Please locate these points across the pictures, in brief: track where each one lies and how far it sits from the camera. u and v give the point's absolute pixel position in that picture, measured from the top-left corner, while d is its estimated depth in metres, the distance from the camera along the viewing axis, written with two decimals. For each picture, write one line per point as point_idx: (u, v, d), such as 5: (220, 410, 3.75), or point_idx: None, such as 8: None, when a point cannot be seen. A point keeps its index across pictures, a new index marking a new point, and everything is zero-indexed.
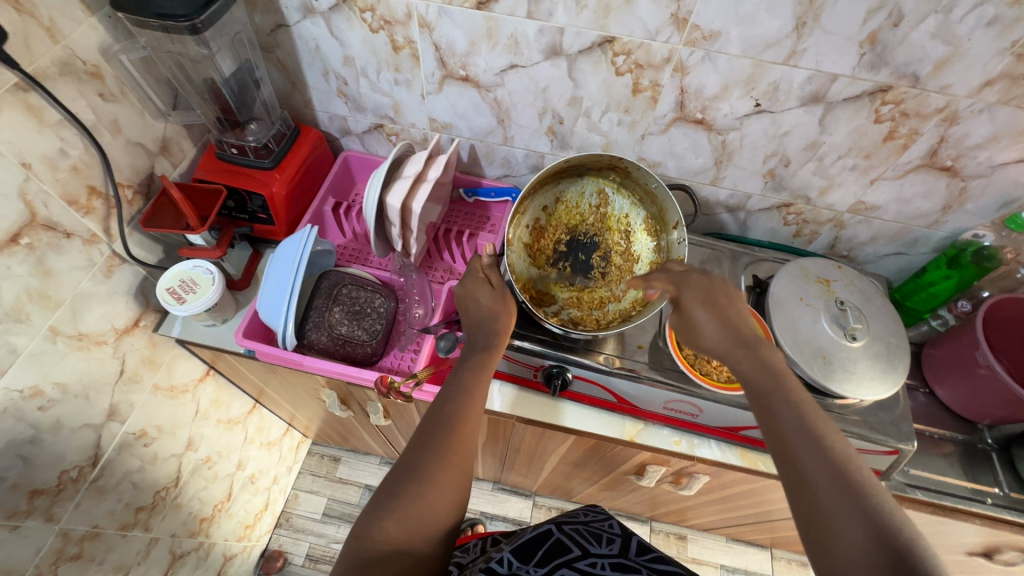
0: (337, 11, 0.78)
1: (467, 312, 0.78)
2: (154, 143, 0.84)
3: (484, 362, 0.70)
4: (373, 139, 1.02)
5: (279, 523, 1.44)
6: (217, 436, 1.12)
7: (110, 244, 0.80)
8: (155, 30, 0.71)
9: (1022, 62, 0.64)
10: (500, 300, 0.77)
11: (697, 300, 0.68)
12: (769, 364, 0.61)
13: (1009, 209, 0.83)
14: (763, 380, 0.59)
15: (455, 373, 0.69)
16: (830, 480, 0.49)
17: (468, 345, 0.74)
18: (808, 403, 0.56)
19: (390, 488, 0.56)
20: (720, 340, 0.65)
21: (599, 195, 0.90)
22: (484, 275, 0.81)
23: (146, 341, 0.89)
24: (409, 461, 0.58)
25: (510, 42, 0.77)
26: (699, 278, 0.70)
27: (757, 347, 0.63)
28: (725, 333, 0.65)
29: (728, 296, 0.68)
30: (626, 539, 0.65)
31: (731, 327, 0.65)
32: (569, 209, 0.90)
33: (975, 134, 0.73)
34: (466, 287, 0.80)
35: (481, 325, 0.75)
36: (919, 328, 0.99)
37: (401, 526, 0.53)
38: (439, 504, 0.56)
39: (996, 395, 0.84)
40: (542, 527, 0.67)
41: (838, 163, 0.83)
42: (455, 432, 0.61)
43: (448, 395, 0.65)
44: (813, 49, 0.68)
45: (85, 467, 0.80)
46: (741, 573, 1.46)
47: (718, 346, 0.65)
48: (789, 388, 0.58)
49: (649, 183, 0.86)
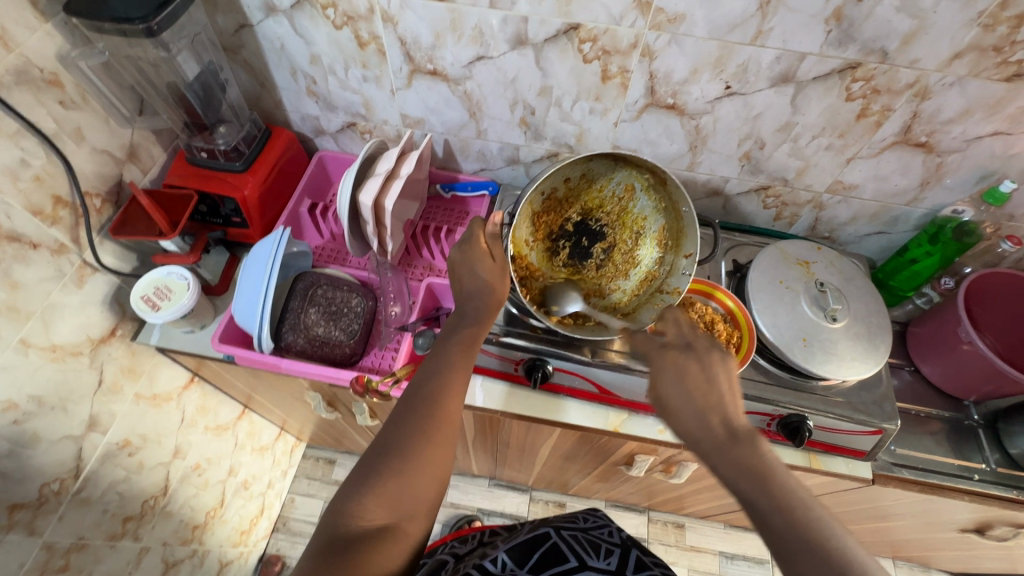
0: (299, 9, 0.77)
1: (461, 281, 0.75)
2: (121, 149, 0.83)
3: (472, 336, 0.68)
4: (347, 138, 1.01)
5: (276, 527, 1.44)
6: (205, 443, 1.11)
7: (80, 253, 0.79)
8: (113, 35, 0.70)
9: (990, 32, 0.63)
10: (502, 274, 0.73)
11: (671, 378, 0.59)
12: (755, 458, 0.49)
13: (986, 183, 0.82)
14: (748, 483, 0.47)
15: (443, 348, 0.67)
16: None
17: (458, 315, 0.71)
18: (813, 505, 0.44)
19: (369, 465, 0.55)
20: (696, 435, 0.54)
21: (627, 190, 0.83)
22: (487, 245, 0.75)
23: (124, 351, 0.88)
24: (390, 437, 0.57)
25: (475, 33, 0.76)
26: (677, 357, 0.61)
27: (737, 437, 0.51)
28: (699, 428, 0.54)
29: (702, 372, 0.58)
30: (626, 550, 0.64)
31: (705, 420, 0.54)
32: (592, 190, 0.83)
33: (948, 109, 0.73)
34: (464, 256, 0.75)
35: (474, 297, 0.72)
36: (904, 307, 0.98)
37: (380, 503, 0.52)
38: (422, 482, 0.55)
39: (979, 371, 0.84)
40: (541, 530, 0.67)
41: (813, 144, 0.82)
42: (438, 406, 0.59)
43: (431, 370, 0.63)
44: (780, 28, 0.68)
45: (67, 479, 0.80)
46: (741, 559, 1.46)
47: (697, 441, 0.53)
48: (785, 489, 0.46)
49: (680, 201, 0.79)
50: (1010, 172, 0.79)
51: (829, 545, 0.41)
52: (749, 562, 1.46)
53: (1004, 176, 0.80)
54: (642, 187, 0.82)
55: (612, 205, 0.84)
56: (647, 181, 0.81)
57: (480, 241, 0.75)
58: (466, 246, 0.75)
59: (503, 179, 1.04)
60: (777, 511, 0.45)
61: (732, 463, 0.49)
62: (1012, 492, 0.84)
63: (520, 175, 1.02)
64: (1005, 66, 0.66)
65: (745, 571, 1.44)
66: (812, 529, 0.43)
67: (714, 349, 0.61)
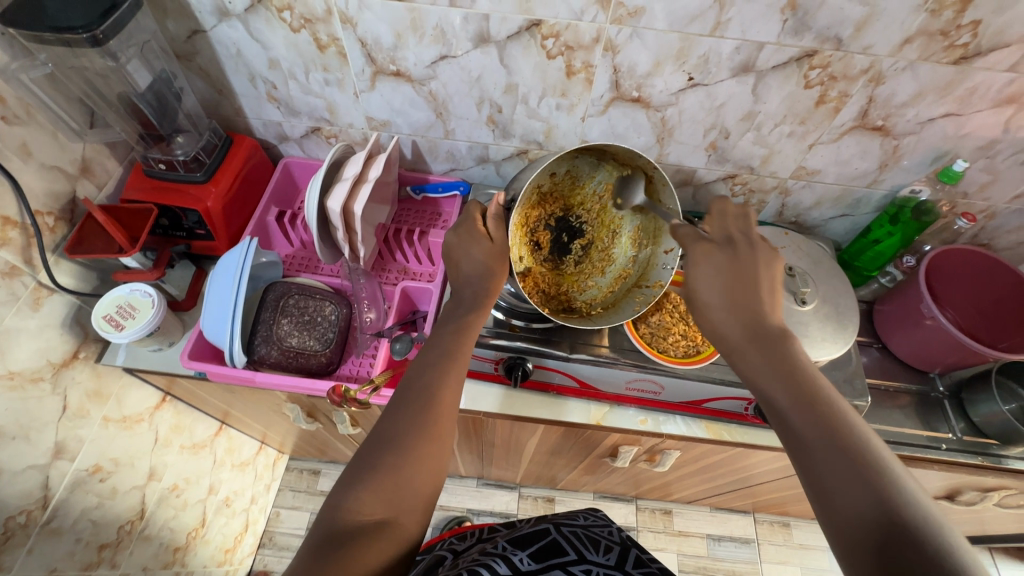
0: (253, 13, 0.75)
1: (456, 263, 0.73)
2: (73, 165, 0.80)
3: (468, 324, 0.68)
4: (312, 143, 0.99)
5: (262, 543, 1.41)
6: (182, 462, 1.08)
7: (35, 275, 0.76)
8: (55, 45, 0.67)
9: (937, 18, 0.65)
10: (501, 258, 0.71)
11: (714, 272, 0.59)
12: (783, 358, 0.54)
13: (941, 163, 0.85)
14: (773, 378, 0.53)
15: (435, 344, 0.66)
16: (848, 485, 0.44)
17: (455, 303, 0.72)
18: (833, 405, 0.50)
19: (366, 459, 0.54)
20: (734, 336, 0.57)
21: (607, 188, 0.81)
22: (485, 229, 0.73)
23: (89, 374, 0.85)
24: (387, 431, 0.56)
25: (437, 33, 0.75)
26: (719, 254, 0.60)
27: (767, 337, 0.55)
28: (736, 325, 0.57)
29: (750, 276, 0.59)
30: (625, 549, 0.65)
31: (743, 325, 0.57)
32: (574, 188, 0.82)
33: (901, 93, 0.75)
34: (460, 238, 0.73)
35: (471, 282, 0.71)
36: (869, 287, 1.01)
37: (377, 498, 0.52)
38: (419, 476, 0.54)
39: (945, 343, 0.87)
40: (540, 527, 0.68)
41: (775, 131, 0.84)
42: (433, 402, 0.59)
43: (413, 375, 0.62)
44: (737, 18, 0.68)
45: (35, 511, 0.77)
46: (727, 540, 1.49)
47: (729, 334, 0.58)
48: (810, 390, 0.51)
49: (659, 201, 0.78)
50: (963, 151, 0.82)
51: (838, 428, 0.47)
52: (735, 542, 1.49)
53: (957, 155, 0.83)
54: None
55: (592, 203, 0.82)
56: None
57: (476, 225, 0.74)
58: (462, 229, 0.73)
59: (474, 178, 1.04)
60: (795, 404, 0.50)
61: (758, 356, 0.55)
62: (978, 458, 0.88)
63: (491, 174, 1.02)
64: (952, 49, 0.68)
65: (732, 552, 1.48)
66: (828, 418, 0.48)
67: (754, 248, 0.61)
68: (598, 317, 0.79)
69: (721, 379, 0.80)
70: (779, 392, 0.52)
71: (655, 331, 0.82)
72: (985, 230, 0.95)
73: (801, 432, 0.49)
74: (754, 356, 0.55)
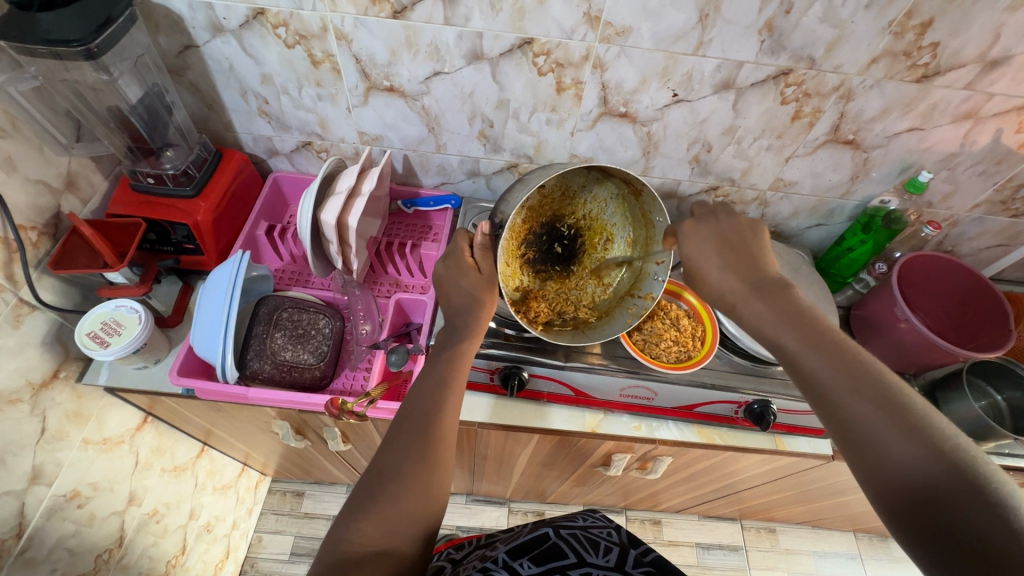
0: (248, 28, 0.76)
1: (447, 296, 0.73)
2: (58, 178, 0.78)
3: (462, 353, 0.68)
4: (302, 157, 1.00)
5: (243, 570, 1.35)
6: (163, 486, 1.03)
7: (16, 291, 0.74)
8: (46, 58, 0.68)
9: (900, 39, 0.70)
10: (489, 287, 0.72)
11: (710, 242, 0.65)
12: (792, 309, 0.55)
13: (908, 173, 0.90)
14: (784, 326, 0.54)
15: (423, 372, 0.66)
16: (867, 405, 0.46)
17: (449, 332, 0.71)
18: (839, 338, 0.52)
19: (367, 489, 0.53)
20: (730, 287, 0.60)
21: (599, 199, 0.80)
22: (473, 260, 0.74)
23: (69, 394, 0.82)
24: (386, 462, 0.55)
25: (431, 49, 0.77)
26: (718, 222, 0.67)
27: (772, 291, 0.58)
28: (738, 282, 0.60)
29: (752, 239, 0.64)
30: (624, 550, 0.63)
31: (739, 275, 0.61)
32: (566, 196, 0.81)
33: (869, 108, 0.80)
34: (448, 270, 0.75)
35: (462, 311, 0.71)
36: (845, 292, 1.05)
37: (379, 528, 0.50)
38: (419, 504, 0.53)
39: (917, 346, 0.90)
40: (540, 530, 0.66)
41: (755, 144, 0.88)
42: (426, 425, 0.58)
43: (418, 388, 0.63)
44: (718, 38, 0.72)
45: (9, 540, 0.73)
46: (717, 549, 1.50)
47: (732, 296, 0.60)
48: (816, 325, 0.53)
49: (650, 210, 0.77)
50: (926, 163, 0.88)
51: (852, 362, 0.49)
52: (724, 550, 1.50)
53: (922, 167, 0.89)
54: (615, 197, 0.80)
55: (584, 213, 0.81)
56: (620, 191, 0.79)
57: (465, 256, 0.75)
58: (450, 260, 0.74)
59: (465, 192, 1.06)
60: (812, 353, 0.51)
61: (758, 311, 0.57)
62: None
63: (481, 188, 1.04)
64: (914, 69, 0.74)
65: (721, 560, 1.49)
66: (851, 369, 0.48)
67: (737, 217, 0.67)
68: (592, 330, 0.80)
69: (712, 383, 0.84)
70: (790, 341, 0.53)
71: (647, 337, 0.85)
72: (949, 237, 1.01)
73: (824, 383, 0.49)
74: (764, 309, 0.56)
